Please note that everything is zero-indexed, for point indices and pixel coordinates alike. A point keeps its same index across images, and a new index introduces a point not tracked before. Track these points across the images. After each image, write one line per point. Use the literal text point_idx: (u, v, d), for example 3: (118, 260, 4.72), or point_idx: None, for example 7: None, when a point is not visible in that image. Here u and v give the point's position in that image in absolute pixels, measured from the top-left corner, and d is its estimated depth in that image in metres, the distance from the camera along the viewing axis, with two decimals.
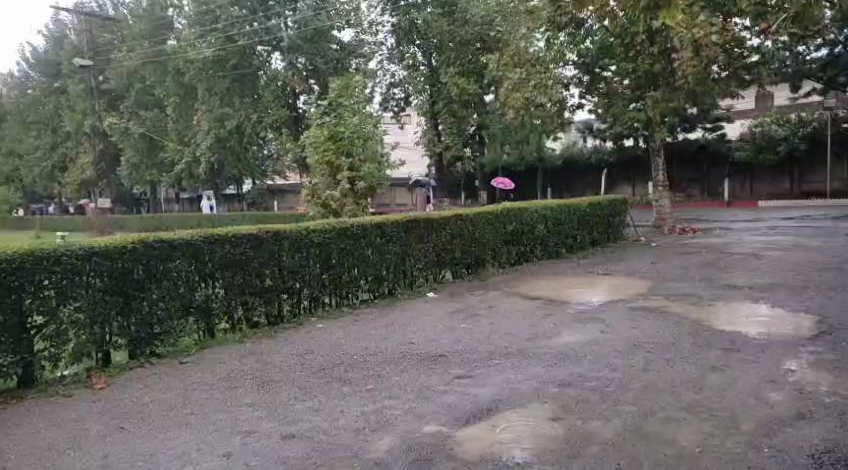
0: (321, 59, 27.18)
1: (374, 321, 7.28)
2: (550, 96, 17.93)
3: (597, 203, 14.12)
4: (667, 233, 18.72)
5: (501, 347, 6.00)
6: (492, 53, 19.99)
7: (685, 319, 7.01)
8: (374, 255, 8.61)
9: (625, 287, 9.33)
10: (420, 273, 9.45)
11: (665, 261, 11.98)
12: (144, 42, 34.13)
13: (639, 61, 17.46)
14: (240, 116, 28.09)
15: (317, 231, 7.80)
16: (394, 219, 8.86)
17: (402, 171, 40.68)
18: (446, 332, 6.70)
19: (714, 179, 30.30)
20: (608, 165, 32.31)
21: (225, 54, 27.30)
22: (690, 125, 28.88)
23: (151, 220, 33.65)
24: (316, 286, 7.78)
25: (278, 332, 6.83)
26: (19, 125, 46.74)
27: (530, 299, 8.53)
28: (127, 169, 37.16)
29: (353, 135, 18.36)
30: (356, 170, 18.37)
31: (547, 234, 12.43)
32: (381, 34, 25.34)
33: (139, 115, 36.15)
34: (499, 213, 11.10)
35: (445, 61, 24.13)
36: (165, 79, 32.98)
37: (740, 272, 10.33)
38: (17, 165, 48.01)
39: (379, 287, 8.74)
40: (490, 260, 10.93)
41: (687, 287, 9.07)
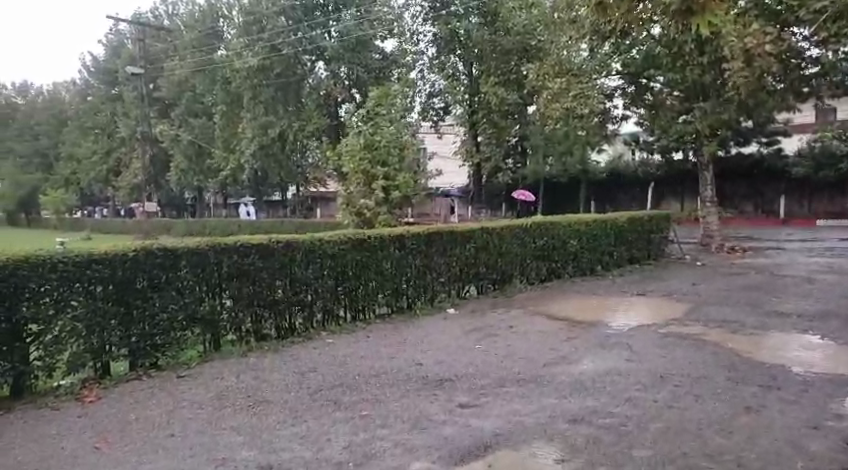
0: (362, 69, 27.33)
1: (387, 338, 6.98)
2: (592, 107, 17.37)
3: (636, 220, 13.54)
4: (714, 251, 17.83)
5: (512, 373, 5.60)
6: (534, 63, 19.59)
7: (719, 349, 6.46)
8: (391, 268, 8.36)
9: (660, 310, 8.78)
10: (440, 287, 9.14)
11: (707, 283, 11.31)
12: (194, 51, 35.07)
13: (687, 72, 16.62)
14: (283, 124, 28.38)
15: (331, 242, 7.57)
16: (414, 232, 8.64)
17: (438, 182, 40.47)
18: (458, 354, 6.32)
19: (769, 195, 28.74)
20: (655, 179, 31.51)
21: (270, 63, 27.76)
22: (744, 140, 27.71)
23: (196, 225, 34.22)
24: (328, 299, 7.55)
25: (286, 347, 6.59)
26: (77, 130, 48.63)
27: (557, 320, 8.08)
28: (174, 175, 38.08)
29: (391, 144, 18.90)
30: (392, 179, 18.71)
31: (580, 250, 11.94)
32: (421, 43, 25.11)
33: (188, 122, 37.04)
34: (529, 227, 10.73)
35: (485, 70, 23.83)
36: (213, 87, 33.66)
37: (789, 297, 9.60)
38: (74, 170, 49.79)
39: (397, 301, 8.46)
40: (518, 276, 10.58)
41: (728, 312, 8.44)
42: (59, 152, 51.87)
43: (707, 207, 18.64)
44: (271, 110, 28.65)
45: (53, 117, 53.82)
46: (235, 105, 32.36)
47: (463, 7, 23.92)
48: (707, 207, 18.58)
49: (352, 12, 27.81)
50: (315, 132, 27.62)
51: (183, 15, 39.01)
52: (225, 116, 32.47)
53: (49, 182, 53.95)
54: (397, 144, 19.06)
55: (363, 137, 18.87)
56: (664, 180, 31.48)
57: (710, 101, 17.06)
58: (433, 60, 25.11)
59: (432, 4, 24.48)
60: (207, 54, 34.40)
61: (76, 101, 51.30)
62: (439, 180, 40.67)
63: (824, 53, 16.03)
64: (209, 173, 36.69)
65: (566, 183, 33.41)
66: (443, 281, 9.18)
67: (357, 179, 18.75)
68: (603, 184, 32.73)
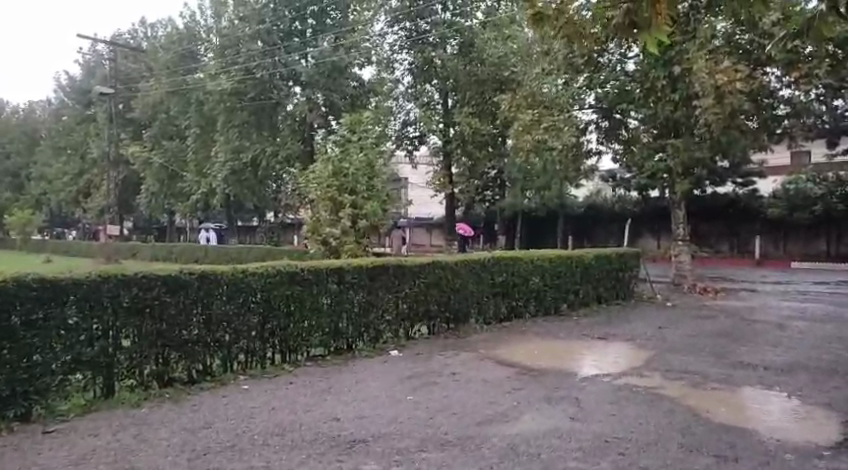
0: (337, 96, 26.79)
1: (313, 385, 6.22)
2: (564, 141, 16.89)
3: (604, 256, 12.96)
4: (687, 291, 17.31)
5: (437, 434, 4.85)
6: (507, 93, 19.25)
7: (676, 408, 5.77)
8: (329, 305, 7.64)
9: (621, 358, 8.13)
10: (384, 325, 8.43)
11: (674, 326, 10.71)
12: (169, 73, 34.36)
13: (659, 109, 16.20)
14: (255, 148, 27.73)
15: (257, 273, 6.81)
16: (355, 265, 7.95)
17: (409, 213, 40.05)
18: (384, 407, 5.55)
19: (744, 235, 28.53)
20: (632, 215, 31.05)
21: (244, 87, 27.29)
22: (720, 179, 27.61)
23: (163, 249, 33.15)
24: (251, 339, 6.78)
25: (192, 394, 5.82)
26: (49, 149, 47.60)
27: (507, 366, 7.38)
28: (145, 197, 37.19)
29: (360, 172, 18.21)
30: (361, 208, 17.99)
31: (544, 287, 11.30)
32: (397, 72, 24.75)
33: (161, 144, 36.24)
34: (487, 262, 10.09)
35: (461, 101, 23.56)
36: (187, 109, 32.99)
37: (759, 346, 9.01)
38: (45, 189, 48.54)
39: (334, 341, 7.72)
40: (475, 314, 9.90)
41: (692, 362, 7.80)
42: (31, 172, 50.62)
43: (680, 246, 18.19)
44: (245, 135, 28.09)
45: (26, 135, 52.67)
46: (208, 128, 31.72)
47: (440, 36, 23.61)
48: (680, 246, 18.13)
49: (327, 38, 27.45)
50: (288, 158, 26.88)
51: (160, 36, 38.47)
52: (198, 140, 31.79)
53: (20, 202, 52.62)
54: (367, 172, 18.46)
55: (331, 165, 18.25)
56: (641, 217, 31.05)
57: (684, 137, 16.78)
58: (408, 89, 24.69)
59: (410, 33, 24.08)
60: (181, 76, 33.73)
61: (50, 120, 50.31)
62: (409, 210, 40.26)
63: (796, 93, 16.15)
64: (180, 197, 35.83)
65: (543, 217, 33.01)
66: (388, 319, 8.48)
67: (324, 206, 18.04)
68: (581, 219, 32.37)
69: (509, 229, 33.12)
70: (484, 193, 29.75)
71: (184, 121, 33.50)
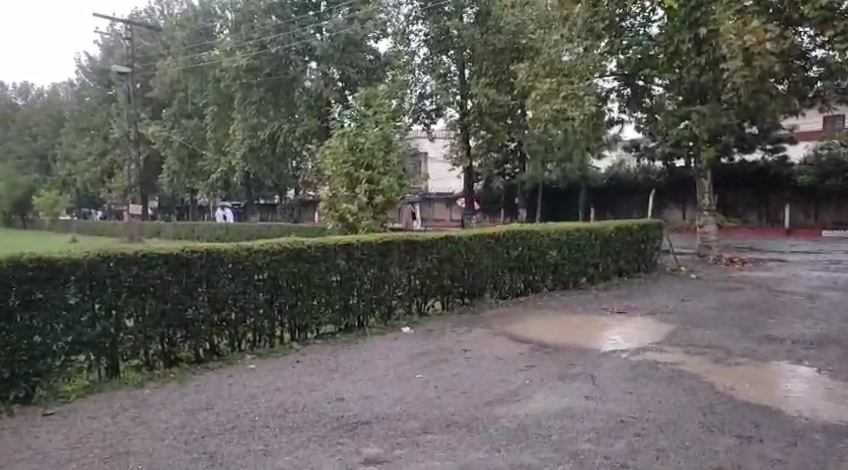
0: (353, 70, 26.53)
1: (320, 364, 6.07)
2: (584, 110, 16.31)
3: (625, 228, 12.60)
4: (712, 263, 16.86)
5: (444, 415, 4.66)
6: (523, 62, 18.74)
7: (697, 385, 5.50)
8: (338, 282, 7.47)
9: (641, 333, 7.85)
10: (396, 302, 8.25)
11: (697, 299, 10.38)
12: (185, 51, 34.21)
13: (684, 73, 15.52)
14: (273, 125, 27.58)
15: (262, 251, 6.65)
16: (364, 241, 7.76)
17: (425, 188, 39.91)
18: (391, 387, 5.37)
19: (773, 205, 27.75)
20: (656, 186, 30.40)
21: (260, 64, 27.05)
22: (748, 146, 26.81)
23: (185, 228, 33.37)
24: (259, 318, 6.64)
25: (197, 374, 5.70)
26: (72, 131, 48.10)
27: (521, 343, 7.16)
28: (166, 177, 37.44)
29: (375, 146, 17.95)
30: (377, 183, 17.77)
31: (562, 261, 11.02)
32: (413, 44, 24.20)
33: (180, 123, 36.30)
34: (502, 236, 9.83)
35: (477, 71, 23.08)
36: (205, 88, 32.90)
37: (787, 318, 8.66)
38: (69, 171, 49.15)
39: (344, 318, 7.57)
40: (490, 289, 9.68)
41: (715, 336, 7.51)
42: (56, 155, 51.25)
43: (705, 216, 17.69)
44: (262, 112, 27.96)
45: (49, 118, 53.13)
46: (226, 106, 31.56)
47: (455, 5, 23.18)
48: (705, 216, 17.62)
49: (341, 11, 27.17)
50: (305, 134, 26.65)
51: (176, 14, 38.31)
52: (216, 118, 31.70)
53: (47, 184, 53.46)
54: (384, 146, 18.20)
55: (346, 140, 18.04)
56: (665, 188, 30.37)
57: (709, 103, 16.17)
58: (425, 60, 24.28)
59: (425, 3, 23.70)
60: (197, 54, 33.40)
61: (72, 102, 50.66)
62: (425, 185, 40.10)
63: (829, 53, 15.39)
64: (200, 176, 35.95)
65: (565, 189, 32.45)
66: (400, 295, 8.30)
67: (340, 182, 17.88)
68: (604, 191, 31.80)
69: (530, 203, 32.67)
70: (504, 166, 29.31)
71: (202, 99, 33.43)
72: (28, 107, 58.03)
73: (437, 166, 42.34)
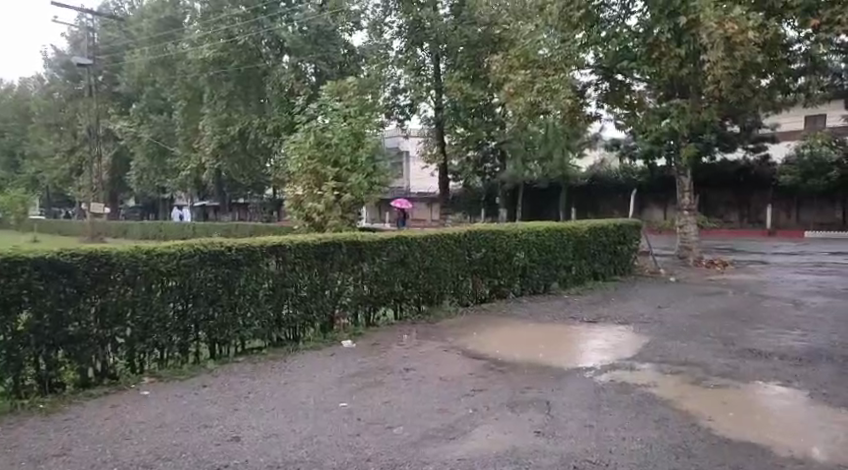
0: (326, 62, 25.04)
1: (228, 389, 5.11)
2: (559, 103, 15.68)
3: (600, 228, 11.72)
4: (694, 266, 16.10)
5: (357, 461, 3.71)
6: (497, 54, 17.76)
7: (671, 416, 4.60)
8: (267, 289, 6.53)
9: (613, 346, 7.00)
10: (338, 311, 7.33)
11: (675, 306, 9.54)
12: (150, 42, 32.65)
13: (663, 66, 14.60)
14: (243, 120, 26.42)
15: (166, 253, 5.67)
16: (298, 242, 6.82)
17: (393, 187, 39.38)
18: (301, 422, 4.41)
19: (755, 205, 27.19)
20: (637, 186, 29.58)
21: (227, 56, 25.89)
22: (729, 145, 26.01)
23: (152, 227, 32.09)
24: (166, 333, 5.68)
25: (75, 405, 4.72)
26: (39, 127, 46.48)
27: (474, 359, 6.25)
28: (135, 174, 36.15)
29: (342, 142, 16.82)
30: (344, 180, 16.71)
31: (531, 263, 10.16)
32: (386, 36, 22.96)
33: (149, 119, 34.88)
34: (463, 237, 8.93)
35: (454, 65, 22.12)
36: (172, 81, 31.42)
37: (773, 329, 7.87)
38: (36, 168, 47.48)
39: (274, 331, 6.64)
40: (449, 295, 8.79)
41: (692, 350, 6.68)
42: (24, 151, 49.61)
43: (686, 216, 16.91)
44: (232, 107, 26.78)
45: (16, 113, 51.33)
46: (195, 101, 30.14)
47: None
48: (685, 216, 16.85)
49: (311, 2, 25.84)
50: (276, 130, 25.50)
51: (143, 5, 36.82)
52: (185, 113, 30.25)
53: (15, 181, 51.76)
54: (351, 141, 17.09)
55: (312, 135, 16.91)
56: (647, 188, 29.60)
57: (690, 98, 15.62)
58: (400, 54, 22.82)
59: None
60: (164, 45, 31.62)
61: (38, 95, 48.64)
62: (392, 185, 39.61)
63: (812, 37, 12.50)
64: (170, 173, 34.68)
65: (545, 188, 31.68)
66: (344, 304, 7.38)
67: (306, 180, 16.77)
68: (585, 191, 31.13)
69: (509, 202, 31.69)
70: (484, 165, 28.82)
71: (169, 93, 32.03)
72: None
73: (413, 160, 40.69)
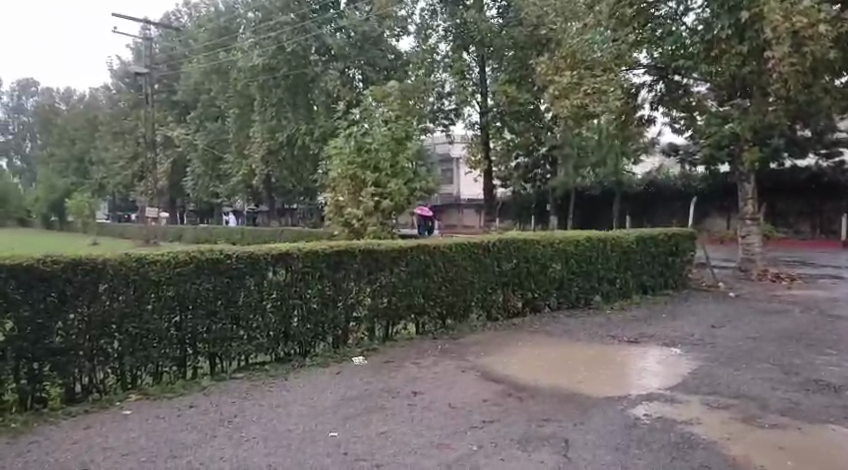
0: (372, 68, 25.42)
1: (213, 413, 4.67)
2: (609, 106, 14.71)
3: (648, 237, 10.84)
4: (756, 280, 14.85)
5: None
6: (544, 55, 17.15)
7: (713, 464, 3.86)
8: (272, 301, 6.10)
9: (652, 370, 6.26)
10: (351, 324, 6.87)
11: (731, 326, 8.61)
12: (204, 51, 33.26)
13: (724, 64, 13.58)
14: (291, 127, 26.22)
15: (157, 261, 5.31)
16: (306, 251, 6.37)
17: (441, 194, 39.03)
18: (280, 454, 3.88)
19: (828, 214, 25.25)
20: (697, 193, 28.06)
21: (276, 63, 25.57)
22: (799, 151, 24.40)
23: (203, 233, 32.60)
24: (159, 346, 5.33)
25: (50, 425, 4.36)
26: (105, 135, 48.06)
27: (494, 383, 5.61)
28: (190, 180, 36.81)
29: (382, 144, 16.19)
30: (383, 186, 16.08)
31: (569, 275, 9.45)
32: (432, 40, 22.29)
33: (204, 126, 35.59)
34: (492, 246, 8.33)
35: (500, 72, 21.90)
36: (225, 90, 31.85)
37: (843, 356, 6.91)
38: (101, 174, 49.27)
39: (280, 345, 6.23)
40: (476, 309, 8.20)
41: (744, 379, 5.86)
42: (91, 158, 51.59)
43: (748, 225, 15.67)
44: (281, 114, 26.68)
45: (85, 122, 53.35)
46: (247, 108, 30.34)
47: None
48: (748, 225, 15.62)
49: (360, 8, 26.04)
50: (323, 136, 25.14)
51: (201, 15, 37.75)
52: (237, 120, 30.39)
53: (82, 187, 53.87)
54: (392, 146, 16.38)
55: (352, 140, 16.32)
56: (708, 194, 27.89)
57: (755, 98, 14.33)
58: (446, 58, 22.23)
59: None
60: (218, 52, 32.06)
61: (105, 105, 50.56)
62: (442, 191, 39.18)
63: None
64: (223, 180, 35.16)
65: (599, 195, 30.52)
66: (359, 316, 6.90)
67: (346, 185, 16.21)
68: (641, 198, 29.77)
69: (561, 208, 30.85)
70: (534, 171, 27.88)
71: (223, 101, 32.42)
72: (69, 110, 58.49)
73: (458, 166, 39.77)
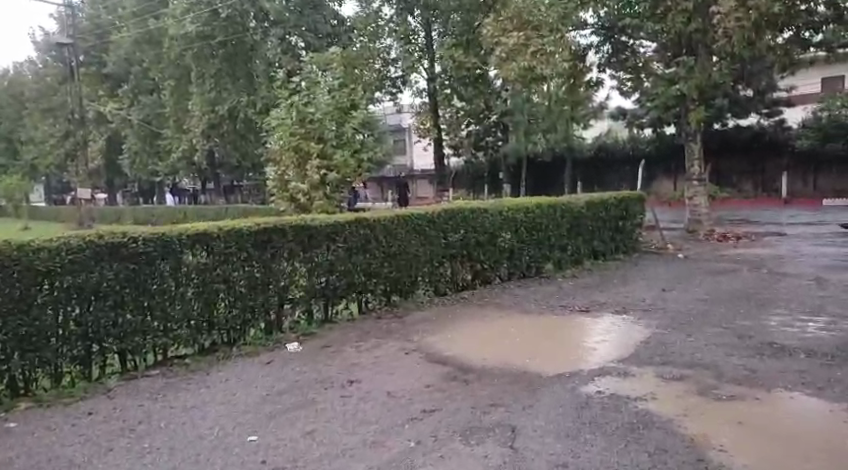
0: (312, 34, 24.12)
1: (114, 421, 4.08)
2: (557, 67, 14.31)
3: (599, 202, 10.54)
4: (704, 240, 14.83)
5: None
6: (489, 16, 16.44)
7: (672, 447, 3.49)
8: (190, 287, 5.47)
9: (608, 341, 5.91)
10: (285, 307, 6.29)
11: (682, 289, 8.38)
12: (133, 19, 31.31)
13: (669, 22, 13.36)
14: (232, 99, 24.86)
15: (44, 248, 4.61)
16: (227, 230, 5.74)
17: (392, 165, 38.29)
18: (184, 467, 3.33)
19: (770, 172, 25.73)
20: (645, 156, 28.25)
21: (212, 30, 24.08)
22: (743, 110, 24.70)
23: (144, 212, 31.25)
24: (56, 344, 4.67)
25: None
26: (33, 112, 45.14)
27: (437, 365, 5.15)
28: (127, 158, 34.96)
29: (328, 114, 14.89)
30: (329, 159, 14.82)
31: (519, 243, 9.06)
32: (375, 4, 21.28)
33: (139, 100, 33.74)
34: (437, 216, 7.83)
35: (446, 37, 21.14)
36: (158, 60, 30.05)
37: (794, 316, 6.73)
38: (32, 154, 46.46)
39: (203, 334, 5.61)
40: (422, 283, 7.73)
41: (698, 346, 5.57)
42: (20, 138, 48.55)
43: (695, 187, 15.67)
44: (221, 85, 25.24)
45: (10, 100, 49.97)
46: (184, 80, 28.45)
47: None
48: (695, 186, 15.61)
49: None
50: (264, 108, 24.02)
51: None
52: (172, 93, 28.64)
53: (12, 169, 50.80)
54: (337, 116, 15.05)
55: (294, 110, 14.96)
56: (656, 158, 28.18)
57: (700, 57, 14.19)
58: (390, 22, 21.25)
59: None
60: (148, 20, 30.30)
61: (31, 80, 47.45)
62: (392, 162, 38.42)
63: None
64: (162, 157, 33.23)
65: (549, 161, 30.36)
66: (293, 299, 6.33)
67: (287, 158, 14.88)
68: (590, 163, 29.76)
69: (513, 176, 30.48)
70: (486, 139, 27.36)
71: (156, 73, 30.62)
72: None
73: (408, 135, 39.06)
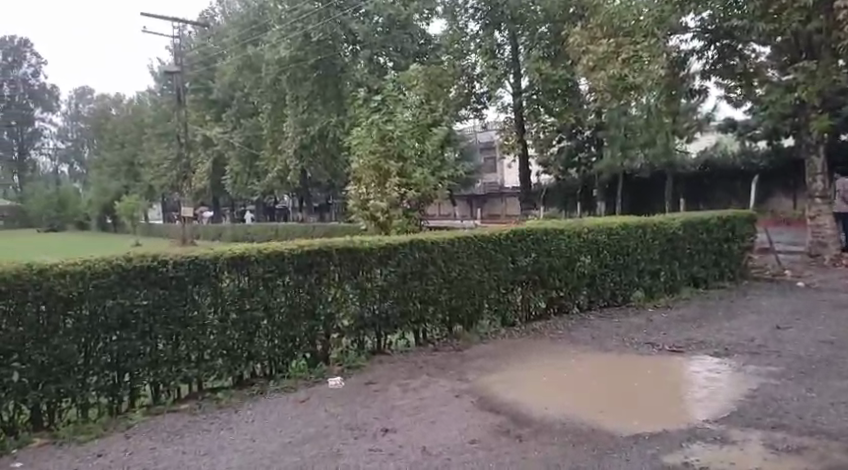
0: (399, 53, 24.32)
1: (117, 469, 3.63)
2: (649, 75, 13.04)
3: (698, 222, 9.37)
4: (829, 266, 13.01)
5: None
6: (579, 25, 15.52)
7: None
8: (227, 315, 5.09)
9: (701, 391, 4.93)
10: (332, 337, 5.81)
11: (800, 327, 7.09)
12: (236, 47, 32.75)
13: (783, 22, 12.05)
14: (321, 120, 25.13)
15: (68, 273, 4.34)
16: (265, 254, 5.34)
17: (484, 183, 37.56)
18: None
19: None
20: (759, 171, 25.84)
21: (304, 54, 24.72)
22: None
23: (243, 231, 32.26)
24: (82, 375, 4.38)
25: None
26: (152, 137, 48.36)
27: (489, 415, 4.43)
28: (228, 179, 36.44)
29: (407, 130, 14.51)
30: (407, 177, 14.36)
31: (600, 268, 8.14)
32: (461, 21, 21.19)
33: (241, 123, 35.21)
34: (505, 238, 7.13)
35: (532, 52, 20.30)
36: (256, 85, 31.12)
37: None
38: (148, 176, 49.64)
39: (241, 365, 5.21)
40: (488, 311, 7.02)
41: (821, 406, 4.46)
42: (139, 161, 52.11)
43: (818, 205, 13.87)
44: (312, 106, 25.59)
45: (132, 127, 53.90)
46: (280, 104, 29.25)
47: None
48: (818, 205, 13.83)
49: None
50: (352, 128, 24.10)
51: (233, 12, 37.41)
52: (269, 116, 29.46)
53: (133, 190, 54.60)
54: (418, 133, 14.88)
55: (374, 128, 14.48)
56: (771, 173, 25.72)
57: (821, 58, 12.44)
58: (476, 37, 21.10)
59: None
60: (248, 47, 31.52)
61: (150, 107, 50.98)
62: (484, 181, 37.69)
63: None
64: (260, 177, 33.81)
65: (649, 178, 28.48)
66: (340, 328, 5.84)
67: (363, 178, 14.46)
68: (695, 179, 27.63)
69: (608, 193, 29.08)
70: (578, 155, 26.15)
71: (254, 97, 31.70)
72: (119, 114, 59.32)
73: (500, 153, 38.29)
